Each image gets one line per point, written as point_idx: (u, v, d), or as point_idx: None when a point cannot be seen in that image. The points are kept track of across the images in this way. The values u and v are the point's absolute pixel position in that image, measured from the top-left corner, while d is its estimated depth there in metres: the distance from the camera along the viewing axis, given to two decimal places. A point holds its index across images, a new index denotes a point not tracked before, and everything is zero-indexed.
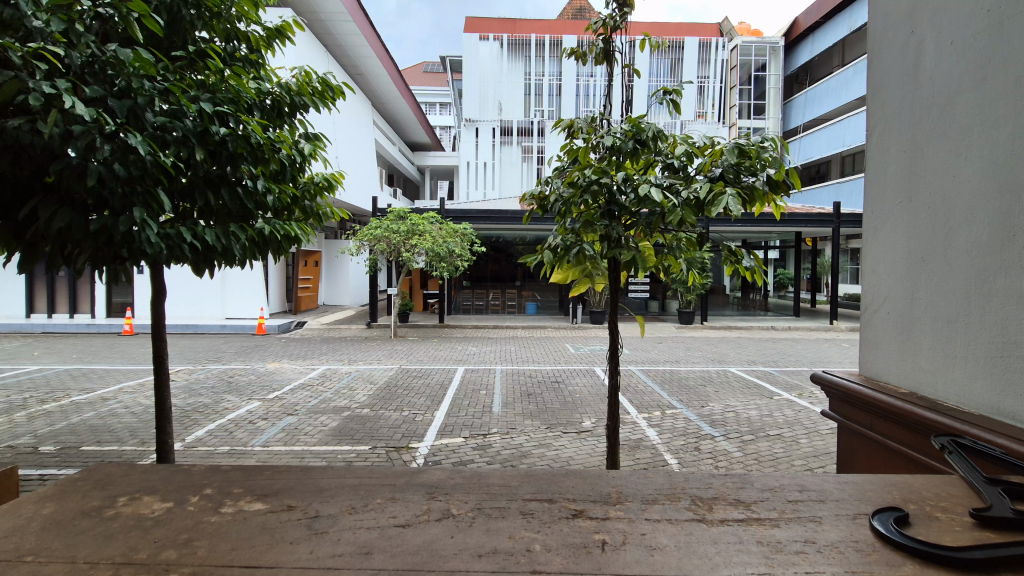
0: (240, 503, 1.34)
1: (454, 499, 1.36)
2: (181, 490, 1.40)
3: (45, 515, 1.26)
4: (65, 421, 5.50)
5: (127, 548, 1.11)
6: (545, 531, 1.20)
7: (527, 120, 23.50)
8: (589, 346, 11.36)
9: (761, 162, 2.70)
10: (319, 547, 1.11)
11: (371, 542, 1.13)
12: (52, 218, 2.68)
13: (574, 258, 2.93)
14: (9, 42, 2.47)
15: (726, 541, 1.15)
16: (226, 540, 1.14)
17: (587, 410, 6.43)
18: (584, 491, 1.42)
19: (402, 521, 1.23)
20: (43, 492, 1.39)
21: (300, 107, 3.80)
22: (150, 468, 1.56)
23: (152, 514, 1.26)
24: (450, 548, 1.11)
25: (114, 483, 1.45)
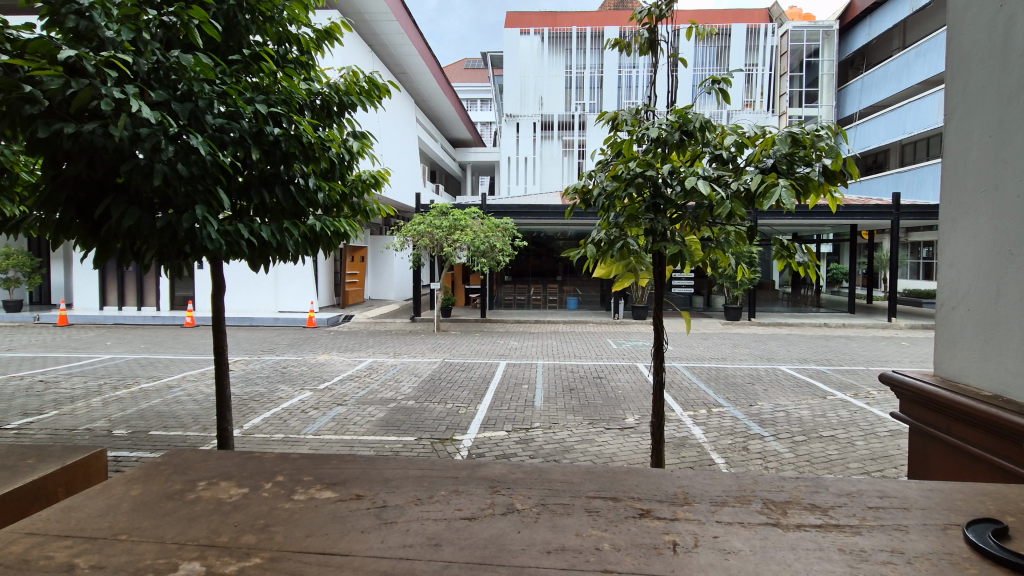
0: (311, 490, 1.38)
1: (517, 494, 1.36)
2: (254, 477, 1.46)
3: (134, 496, 1.34)
4: (135, 407, 5.88)
5: (210, 530, 1.16)
6: (612, 530, 1.18)
7: (568, 114, 23.27)
8: (631, 342, 11.17)
9: (816, 151, 2.57)
10: (389, 537, 1.13)
11: (439, 534, 1.15)
12: (123, 216, 2.85)
13: (617, 252, 2.86)
14: (83, 52, 2.63)
15: (805, 548, 1.10)
16: (301, 527, 1.18)
17: (630, 406, 6.34)
18: (648, 491, 1.39)
19: (468, 514, 1.24)
20: (130, 474, 1.48)
21: (348, 106, 3.90)
22: (224, 455, 1.63)
23: (230, 498, 1.32)
24: (518, 543, 1.11)
25: (192, 468, 1.52)
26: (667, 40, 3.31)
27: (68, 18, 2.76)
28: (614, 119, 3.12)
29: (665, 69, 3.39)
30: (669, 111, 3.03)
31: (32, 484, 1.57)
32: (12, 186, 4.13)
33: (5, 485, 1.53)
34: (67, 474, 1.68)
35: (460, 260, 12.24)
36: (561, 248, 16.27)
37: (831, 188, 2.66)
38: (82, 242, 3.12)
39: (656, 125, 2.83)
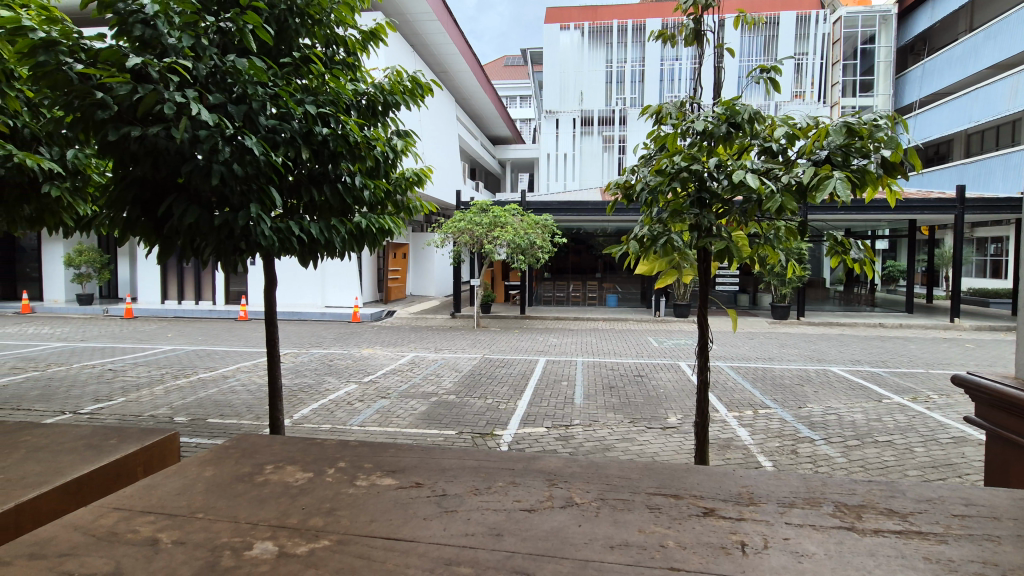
0: (372, 477, 1.41)
1: (575, 487, 1.35)
2: (318, 462, 1.51)
3: (207, 477, 1.40)
4: (194, 395, 6.21)
5: (279, 512, 1.21)
6: (676, 527, 1.15)
7: (608, 109, 22.92)
8: (673, 340, 10.94)
9: (874, 142, 2.41)
10: (452, 525, 1.15)
11: (500, 524, 1.15)
12: (184, 215, 3.01)
13: (660, 249, 2.77)
14: (148, 59, 2.78)
15: (885, 554, 1.05)
16: (365, 512, 1.21)
17: (673, 406, 6.22)
18: (711, 488, 1.36)
19: (527, 506, 1.24)
20: (202, 456, 1.55)
21: (393, 106, 3.96)
22: (288, 440, 1.69)
23: (296, 482, 1.37)
24: (581, 537, 1.10)
25: (259, 452, 1.59)
26: (713, 31, 3.20)
27: (135, 26, 2.92)
28: (658, 112, 3.05)
29: (711, 60, 3.28)
30: (715, 103, 2.94)
31: (115, 461, 1.67)
32: (85, 186, 4.42)
33: (93, 461, 1.64)
34: (146, 454, 1.78)
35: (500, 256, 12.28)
36: (600, 245, 16.06)
37: (890, 180, 2.50)
38: (146, 239, 3.30)
39: (702, 117, 2.73)
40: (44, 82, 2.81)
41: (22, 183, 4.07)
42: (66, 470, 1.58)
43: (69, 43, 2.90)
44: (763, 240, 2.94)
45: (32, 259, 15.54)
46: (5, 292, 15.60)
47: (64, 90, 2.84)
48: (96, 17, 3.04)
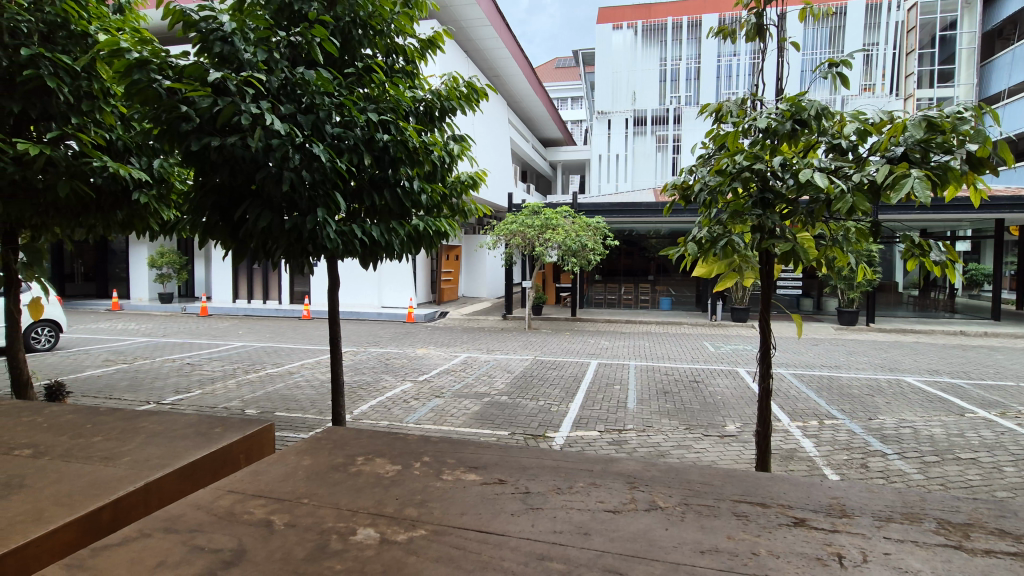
0: (456, 472, 1.46)
1: (657, 491, 1.35)
2: (404, 456, 1.57)
3: (306, 466, 1.50)
4: (263, 390, 6.57)
5: (376, 501, 1.27)
6: (767, 536, 1.13)
7: (662, 108, 22.42)
8: (731, 345, 10.57)
9: (958, 136, 2.24)
10: (539, 522, 1.17)
11: (586, 523, 1.17)
12: (259, 219, 3.22)
13: (721, 250, 2.68)
14: (227, 74, 2.98)
15: (1001, 572, 0.99)
16: (454, 505, 1.25)
17: (731, 414, 6.01)
18: (798, 499, 1.32)
19: (611, 507, 1.25)
20: (298, 446, 1.65)
21: (449, 111, 4.05)
22: (373, 434, 1.78)
23: (387, 473, 1.44)
24: (669, 540, 1.10)
25: (348, 444, 1.68)
26: (776, 24, 3.07)
27: (215, 44, 3.15)
28: (718, 110, 2.98)
29: (773, 55, 3.15)
30: (780, 99, 2.83)
31: (221, 450, 1.78)
32: (169, 193, 4.80)
33: (202, 447, 1.77)
34: (247, 443, 1.91)
35: (551, 259, 12.25)
36: (653, 247, 15.72)
37: (977, 177, 2.32)
38: (223, 243, 3.54)
39: (764, 114, 2.64)
40: (138, 98, 3.07)
41: (116, 193, 4.48)
42: (182, 454, 1.72)
43: (158, 61, 3.15)
44: (830, 241, 2.81)
45: (121, 260, 16.92)
46: (98, 290, 17.08)
47: (154, 105, 3.11)
48: (180, 36, 3.29)
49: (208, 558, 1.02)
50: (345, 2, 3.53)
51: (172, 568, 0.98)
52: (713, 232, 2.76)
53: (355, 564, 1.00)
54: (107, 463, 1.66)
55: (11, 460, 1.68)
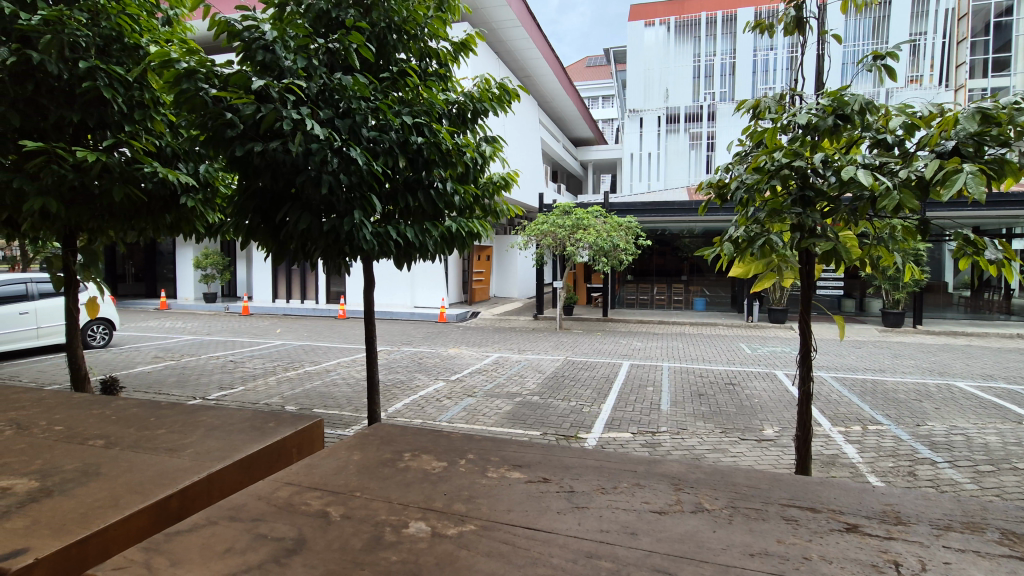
0: (501, 470, 1.48)
1: (703, 493, 1.34)
2: (449, 453, 1.61)
3: (355, 461, 1.54)
4: (302, 387, 6.78)
5: (425, 496, 1.30)
6: (818, 541, 1.11)
7: (695, 105, 21.98)
8: (768, 347, 10.30)
9: (1015, 129, 2.12)
10: (586, 520, 1.18)
11: (633, 524, 1.17)
12: (299, 221, 3.33)
13: (758, 250, 2.61)
14: (269, 81, 3.09)
15: None
16: (501, 502, 1.28)
17: (769, 417, 5.87)
18: (850, 504, 1.29)
19: (657, 508, 1.25)
20: (348, 441, 1.70)
21: (481, 113, 4.08)
22: (418, 431, 1.82)
23: (434, 470, 1.47)
24: (717, 542, 1.09)
25: (395, 441, 1.72)
26: (816, 16, 2.98)
27: (257, 52, 3.27)
28: (755, 107, 2.92)
29: (814, 48, 3.06)
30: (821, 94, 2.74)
31: (273, 446, 1.83)
32: (214, 197, 5.00)
33: (256, 441, 1.84)
34: (299, 437, 1.97)
35: (583, 259, 12.18)
36: (687, 247, 15.47)
37: None
38: (265, 244, 3.67)
39: (804, 110, 2.56)
40: (186, 107, 3.21)
41: (165, 197, 4.69)
42: (239, 447, 1.78)
43: (206, 71, 3.30)
44: (875, 240, 2.70)
45: (169, 261, 17.72)
46: (147, 290, 17.93)
47: (201, 112, 3.25)
48: (225, 46, 3.42)
49: (271, 546, 1.06)
50: (380, 8, 3.62)
51: (240, 554, 1.03)
52: (750, 231, 2.71)
53: (409, 556, 1.03)
54: (169, 455, 1.73)
55: (84, 449, 1.79)
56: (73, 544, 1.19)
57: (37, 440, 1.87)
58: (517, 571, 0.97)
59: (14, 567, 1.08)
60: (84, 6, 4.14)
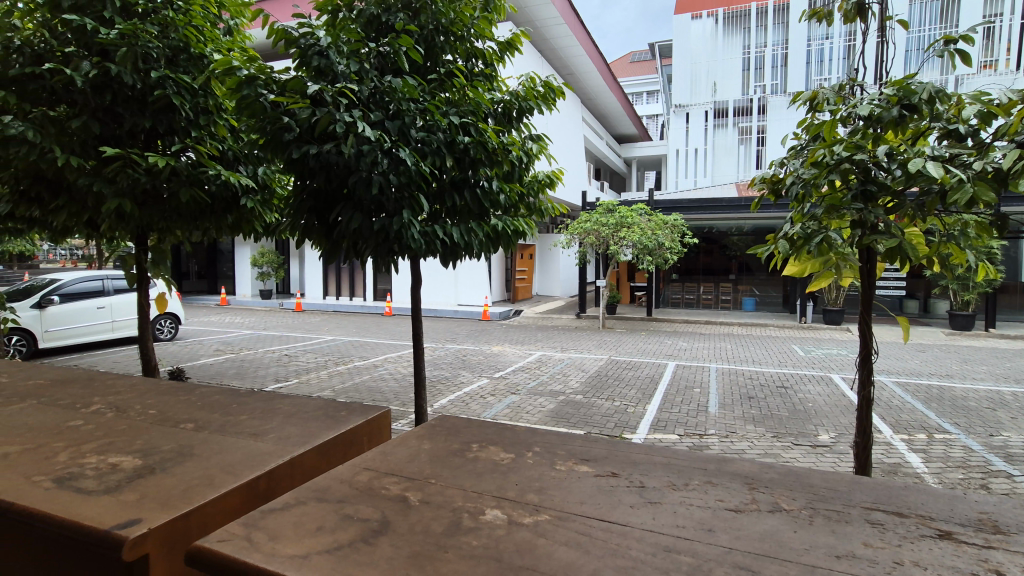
0: (569, 463, 1.29)
1: (779, 494, 1.20)
2: (516, 444, 1.40)
3: (427, 448, 1.33)
4: (350, 381, 7.02)
5: (499, 485, 1.12)
6: (908, 546, 1.01)
7: (745, 99, 21.24)
8: (823, 349, 9.87)
9: None
10: (660, 515, 1.04)
11: (708, 520, 1.04)
12: (351, 221, 3.44)
13: (815, 248, 2.49)
14: (324, 86, 3.20)
15: None
16: (572, 494, 1.11)
17: (824, 422, 5.63)
18: (941, 510, 1.19)
19: (733, 506, 1.11)
20: (417, 431, 1.49)
21: (526, 111, 4.08)
22: (485, 423, 1.60)
23: (503, 460, 1.28)
24: (799, 542, 0.97)
25: (464, 432, 1.50)
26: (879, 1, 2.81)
27: (313, 58, 3.40)
28: (812, 98, 2.79)
29: (875, 36, 2.90)
30: (885, 83, 2.59)
31: (380, 414, 1.53)
32: (271, 198, 5.22)
33: (350, 406, 1.60)
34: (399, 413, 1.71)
35: (627, 258, 11.99)
36: (735, 246, 15.05)
37: None
38: (318, 243, 3.80)
39: (866, 101, 2.43)
40: (247, 112, 3.35)
41: (227, 198, 4.93)
42: (339, 414, 1.52)
43: (265, 77, 3.43)
44: (944, 237, 2.53)
45: (229, 260, 18.70)
46: (209, 287, 18.96)
47: (261, 117, 3.39)
48: (282, 52, 3.56)
49: (355, 527, 0.91)
50: (428, 11, 3.68)
51: (325, 535, 0.88)
52: (808, 228, 2.58)
53: (489, 542, 0.88)
54: (264, 416, 1.51)
55: (184, 404, 1.62)
56: (185, 515, 0.94)
57: (132, 392, 1.74)
58: (597, 563, 0.84)
59: (128, 537, 0.84)
60: (155, 20, 4.38)
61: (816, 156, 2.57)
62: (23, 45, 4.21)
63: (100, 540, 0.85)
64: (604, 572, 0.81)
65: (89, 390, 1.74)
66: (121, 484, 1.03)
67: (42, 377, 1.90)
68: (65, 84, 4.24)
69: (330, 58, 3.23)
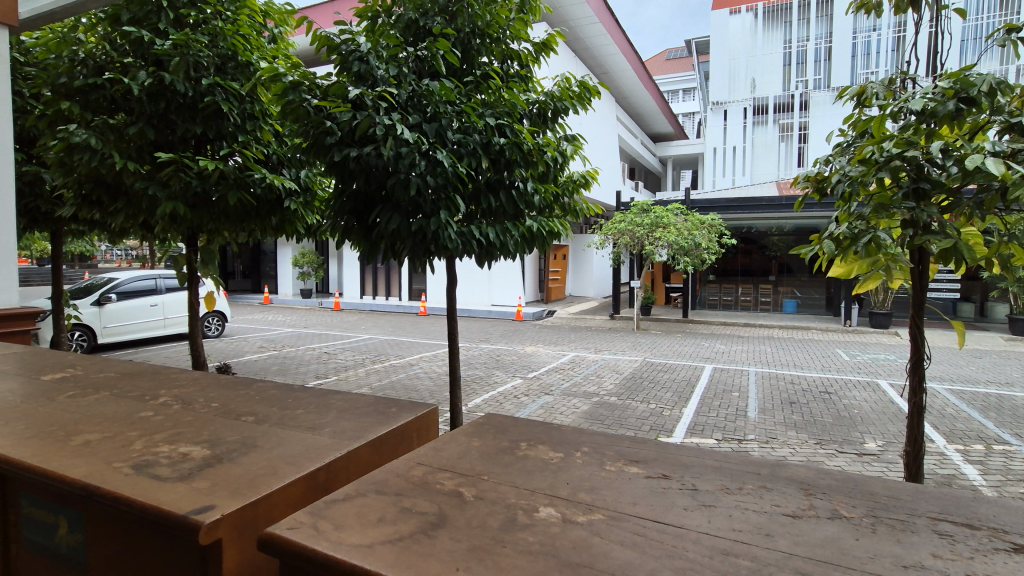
0: (618, 464, 1.26)
1: (837, 500, 1.12)
2: (563, 444, 1.39)
3: (476, 446, 1.34)
4: (387, 378, 7.17)
5: (549, 484, 1.12)
6: (983, 560, 0.91)
7: (786, 95, 20.58)
8: (869, 353, 9.49)
9: None
10: (716, 518, 1.00)
11: (765, 525, 0.99)
12: (390, 222, 3.52)
13: (863, 249, 2.38)
14: (365, 90, 3.27)
15: None
16: (624, 494, 1.09)
17: (870, 430, 5.41)
18: (1016, 523, 1.06)
19: (790, 512, 1.05)
20: (465, 428, 1.49)
21: (562, 111, 4.07)
22: (531, 422, 1.58)
23: (552, 460, 1.27)
24: (863, 550, 0.91)
25: (512, 430, 1.50)
26: None
27: (354, 63, 3.49)
28: (860, 93, 2.68)
29: (929, 26, 2.76)
30: (939, 76, 2.47)
31: (428, 412, 1.54)
32: (313, 200, 5.36)
33: (398, 402, 1.63)
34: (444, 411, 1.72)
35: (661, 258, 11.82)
36: (776, 246, 14.65)
37: None
38: (358, 243, 3.89)
39: (919, 95, 2.32)
40: (292, 117, 3.47)
41: (272, 200, 5.08)
42: (388, 411, 1.54)
43: (309, 83, 3.54)
44: (1005, 237, 2.39)
45: (271, 260, 19.36)
46: (253, 286, 19.70)
47: (304, 121, 3.49)
48: (325, 59, 3.67)
49: (415, 519, 0.92)
50: (465, 14, 3.72)
51: (389, 525, 0.90)
52: (854, 227, 2.48)
53: (547, 539, 0.88)
54: (318, 411, 1.55)
55: (244, 398, 1.68)
56: (253, 503, 0.95)
57: (194, 386, 1.82)
58: (654, 563, 0.82)
59: (203, 522, 0.86)
60: (205, 30, 4.57)
61: (864, 153, 2.47)
62: (87, 58, 4.49)
63: (177, 525, 0.88)
64: (662, 572, 0.79)
65: (156, 383, 1.83)
66: (192, 472, 1.07)
67: (112, 370, 2.01)
68: (124, 93, 4.48)
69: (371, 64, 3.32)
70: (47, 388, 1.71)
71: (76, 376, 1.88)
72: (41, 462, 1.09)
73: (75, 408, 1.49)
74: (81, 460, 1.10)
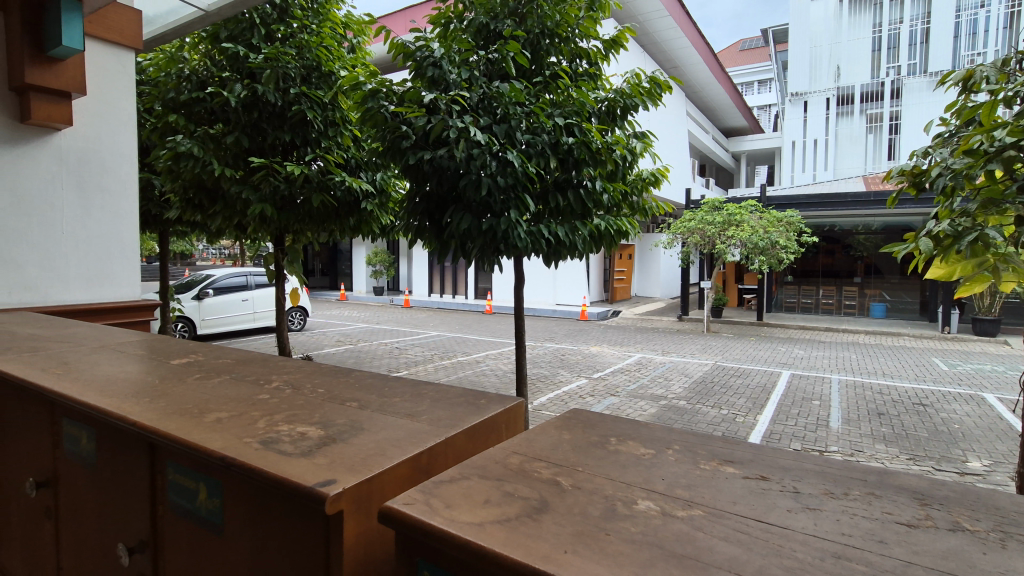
0: (713, 464, 1.25)
1: (957, 512, 1.05)
2: (653, 441, 1.39)
3: (567, 439, 1.37)
4: (455, 374, 7.38)
5: (644, 478, 1.13)
6: None
7: (875, 83, 19.07)
8: (972, 364, 8.63)
9: None
10: (821, 521, 0.98)
11: (877, 532, 0.95)
12: (461, 222, 3.63)
13: (968, 248, 2.17)
14: (439, 95, 3.39)
15: None
16: (723, 493, 1.08)
17: (975, 447, 4.93)
18: None
19: (904, 521, 1.00)
20: (553, 421, 1.52)
21: (632, 108, 4.02)
22: (617, 418, 1.59)
23: (644, 456, 1.28)
24: (991, 565, 0.86)
25: (600, 425, 1.51)
26: None
27: (428, 69, 3.61)
28: (967, 77, 2.45)
29: None
30: None
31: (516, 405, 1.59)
32: (387, 202, 5.57)
33: (487, 395, 1.69)
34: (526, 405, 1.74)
35: (734, 258, 11.33)
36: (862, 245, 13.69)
37: None
38: (430, 242, 4.02)
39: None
40: (370, 123, 3.65)
41: (350, 202, 5.34)
42: (478, 402, 1.61)
43: (386, 89, 3.70)
44: None
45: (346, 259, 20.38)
46: (330, 283, 20.85)
47: (382, 126, 3.66)
48: (400, 65, 3.82)
49: (519, 503, 0.97)
50: (535, 15, 3.76)
51: (496, 507, 0.95)
52: (957, 225, 2.24)
53: (649, 530, 0.90)
54: (413, 400, 1.65)
55: (344, 385, 1.82)
56: (370, 480, 1.04)
57: (299, 373, 1.98)
58: (763, 561, 0.82)
59: (329, 494, 0.95)
60: (293, 43, 4.89)
61: (971, 143, 2.27)
62: (191, 74, 4.97)
63: (307, 496, 0.97)
64: (773, 571, 0.79)
65: (266, 369, 2.01)
66: (312, 449, 1.18)
67: (227, 357, 2.23)
68: (222, 105, 4.88)
69: (442, 68, 3.44)
70: (175, 370, 1.92)
71: (199, 361, 2.10)
72: (185, 435, 1.24)
73: (203, 389, 1.67)
74: (217, 435, 1.24)
